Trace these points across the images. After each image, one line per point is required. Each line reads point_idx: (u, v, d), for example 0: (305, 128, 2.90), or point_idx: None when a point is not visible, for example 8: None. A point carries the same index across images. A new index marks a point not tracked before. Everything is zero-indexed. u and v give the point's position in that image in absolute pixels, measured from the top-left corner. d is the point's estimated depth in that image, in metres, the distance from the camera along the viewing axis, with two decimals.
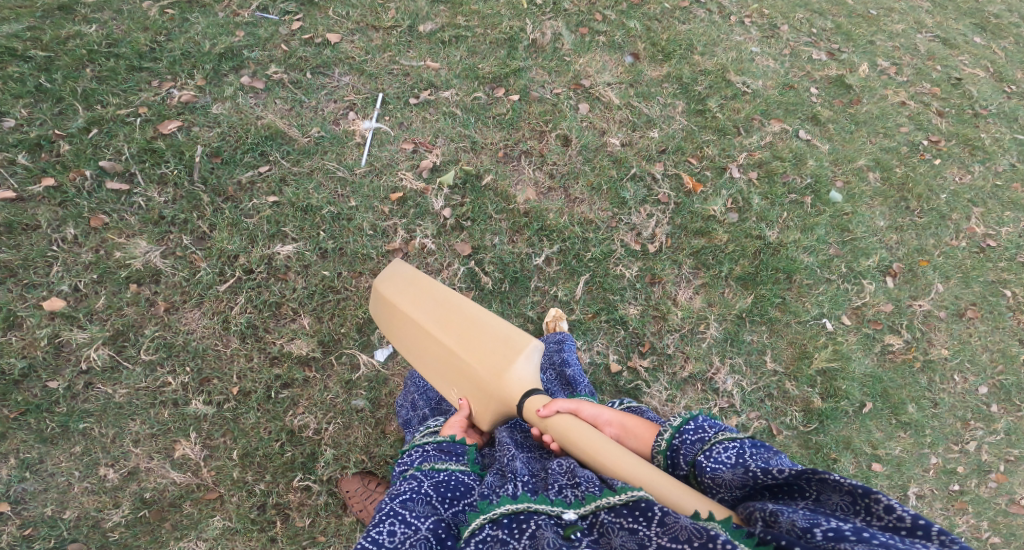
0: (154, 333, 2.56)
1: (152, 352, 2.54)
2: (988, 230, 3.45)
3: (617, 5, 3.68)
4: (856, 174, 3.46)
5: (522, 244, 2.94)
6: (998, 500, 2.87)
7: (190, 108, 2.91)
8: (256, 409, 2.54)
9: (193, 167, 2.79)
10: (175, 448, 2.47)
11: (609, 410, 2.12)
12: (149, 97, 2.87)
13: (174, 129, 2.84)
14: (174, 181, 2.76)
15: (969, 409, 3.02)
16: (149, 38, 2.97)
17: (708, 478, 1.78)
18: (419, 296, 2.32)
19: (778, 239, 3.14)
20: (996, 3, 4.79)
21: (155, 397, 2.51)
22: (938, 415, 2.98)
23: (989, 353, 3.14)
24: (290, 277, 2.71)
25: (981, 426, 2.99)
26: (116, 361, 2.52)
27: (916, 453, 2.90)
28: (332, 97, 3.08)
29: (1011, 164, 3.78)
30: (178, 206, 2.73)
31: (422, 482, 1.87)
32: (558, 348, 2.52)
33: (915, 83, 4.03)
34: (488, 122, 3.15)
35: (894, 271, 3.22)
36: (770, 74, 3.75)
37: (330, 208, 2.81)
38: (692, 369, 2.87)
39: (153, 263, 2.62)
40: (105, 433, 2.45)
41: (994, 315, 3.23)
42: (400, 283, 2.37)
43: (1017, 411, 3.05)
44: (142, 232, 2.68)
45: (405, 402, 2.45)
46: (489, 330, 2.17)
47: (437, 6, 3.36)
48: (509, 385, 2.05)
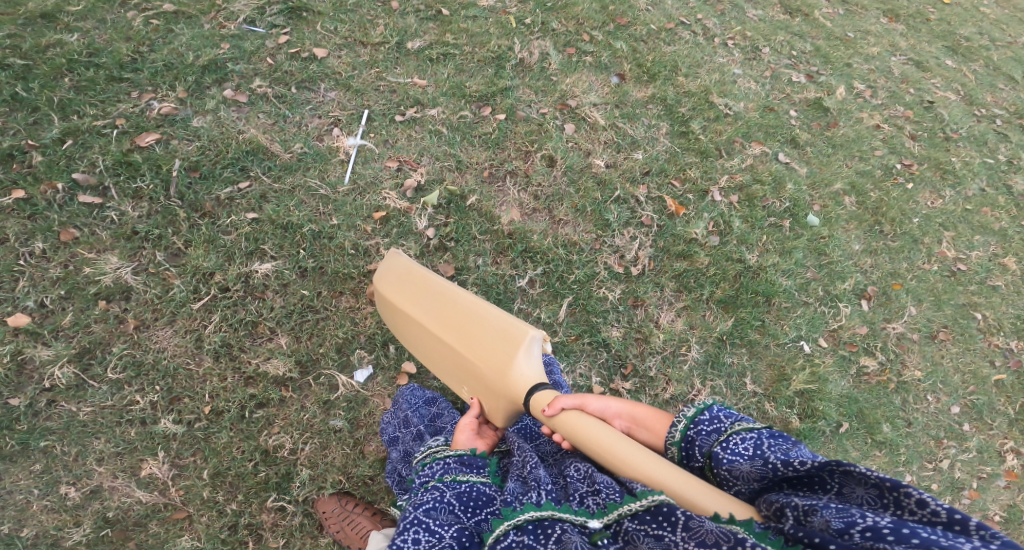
0: (124, 351, 2.50)
1: (119, 371, 2.48)
2: (958, 254, 3.52)
3: (604, 26, 3.73)
4: (832, 199, 3.51)
5: (505, 266, 2.91)
6: (971, 516, 2.91)
7: (170, 120, 2.86)
8: (229, 429, 2.49)
9: (169, 181, 2.74)
10: (141, 468, 2.40)
11: (616, 403, 2.07)
12: (127, 108, 2.82)
13: (152, 142, 2.79)
14: (150, 196, 2.70)
15: (942, 428, 3.06)
16: (131, 48, 2.93)
17: (725, 469, 1.77)
18: (418, 296, 2.33)
19: (757, 263, 3.17)
20: (968, 27, 4.99)
21: (121, 416, 2.44)
22: (911, 433, 3.02)
23: (960, 375, 3.20)
24: (268, 296, 2.66)
25: (953, 445, 3.03)
26: (82, 380, 2.45)
27: (890, 472, 2.93)
28: (316, 112, 3.05)
29: (980, 188, 3.87)
30: (153, 221, 2.67)
31: (444, 492, 1.85)
32: (549, 371, 2.47)
33: (889, 106, 4.12)
34: (473, 142, 3.14)
35: (869, 294, 3.26)
36: (751, 96, 3.80)
37: (311, 226, 2.77)
38: (674, 391, 2.87)
39: (124, 280, 2.56)
40: (68, 451, 2.38)
41: (964, 337, 3.29)
42: (400, 284, 2.39)
43: (987, 430, 3.10)
44: (114, 247, 2.61)
45: (394, 419, 2.42)
46: (488, 324, 2.16)
47: (427, 25, 3.41)
48: (515, 382, 2.05)
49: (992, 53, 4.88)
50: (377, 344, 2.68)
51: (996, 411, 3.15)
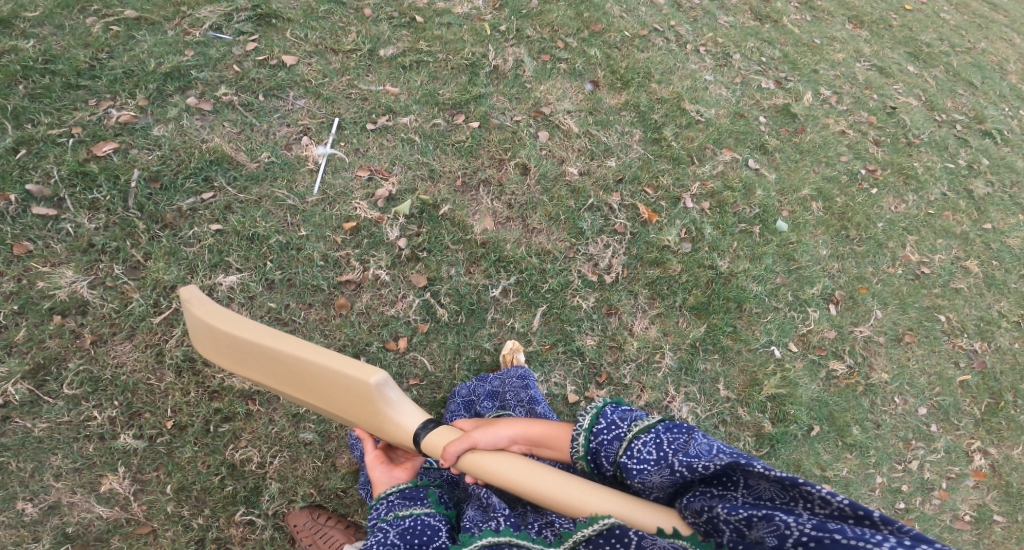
0: (80, 367, 2.42)
1: (75, 387, 2.40)
2: (921, 257, 3.58)
3: (578, 33, 3.76)
4: (800, 204, 3.54)
5: (479, 276, 2.88)
6: (943, 516, 2.95)
7: (129, 129, 2.79)
8: (193, 443, 2.42)
9: (128, 192, 2.67)
10: (101, 483, 2.34)
11: (509, 429, 1.92)
12: (84, 116, 2.74)
13: (110, 151, 2.72)
14: (107, 208, 2.63)
15: (910, 430, 3.10)
16: (89, 55, 2.85)
17: (637, 481, 1.69)
18: (238, 356, 1.93)
19: (729, 269, 3.19)
20: (926, 34, 5.21)
21: (78, 431, 2.36)
22: (881, 435, 3.05)
23: (926, 376, 3.25)
24: (233, 309, 2.61)
25: (921, 445, 3.08)
26: (36, 396, 2.37)
27: (862, 474, 2.96)
28: (285, 120, 3.00)
29: (942, 193, 3.95)
30: (110, 233, 2.60)
31: (388, 533, 1.80)
32: (523, 385, 2.48)
33: (853, 111, 4.20)
34: (446, 150, 3.12)
35: (836, 298, 3.30)
36: (722, 102, 3.84)
37: (278, 237, 2.72)
38: (648, 398, 2.87)
39: (80, 294, 2.49)
40: (23, 467, 2.30)
41: (929, 339, 3.35)
42: (209, 342, 1.95)
43: (954, 430, 3.15)
44: (69, 260, 2.54)
45: (362, 435, 2.39)
46: (335, 381, 1.86)
47: (400, 32, 3.39)
48: (394, 436, 1.89)
49: (951, 58, 5.12)
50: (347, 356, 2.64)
51: (962, 412, 3.20)
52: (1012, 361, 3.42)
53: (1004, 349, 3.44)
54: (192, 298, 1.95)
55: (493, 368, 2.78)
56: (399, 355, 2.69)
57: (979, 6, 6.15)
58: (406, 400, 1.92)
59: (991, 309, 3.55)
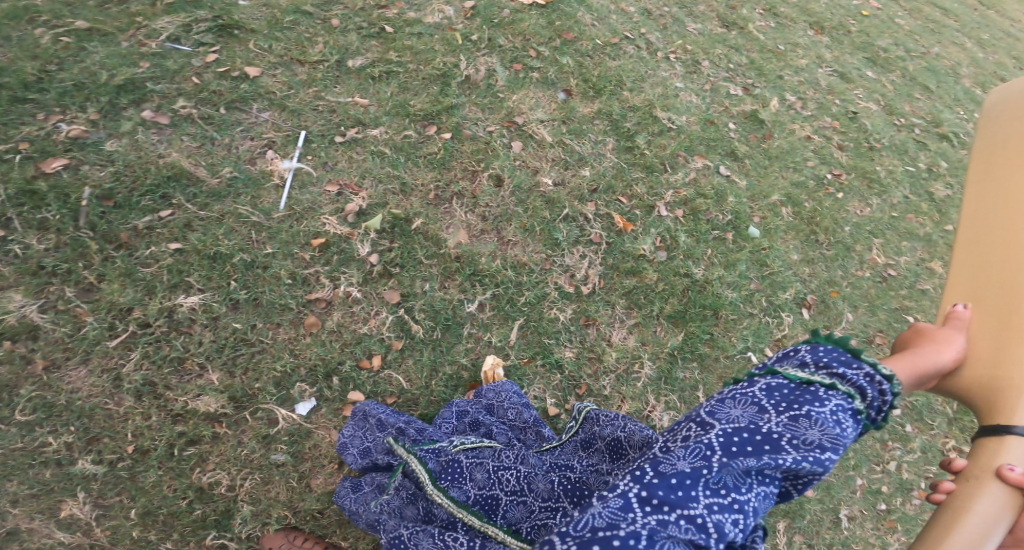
0: (32, 393, 2.29)
1: (28, 413, 2.27)
2: (888, 260, 3.62)
3: (550, 41, 3.77)
4: (771, 210, 3.56)
5: (454, 290, 2.81)
6: (924, 516, 2.97)
7: (80, 144, 2.71)
8: (157, 468, 2.30)
9: (79, 212, 2.57)
10: (60, 509, 2.20)
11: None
12: (32, 131, 2.67)
13: (59, 167, 2.63)
14: (57, 228, 2.52)
15: (887, 431, 3.11)
16: (38, 67, 2.80)
17: None
18: (995, 164, 1.99)
19: (704, 276, 3.18)
20: (883, 40, 5.33)
21: (33, 458, 2.23)
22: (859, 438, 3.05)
23: None
24: (196, 331, 2.50)
25: (898, 446, 3.08)
26: None
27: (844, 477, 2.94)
28: (248, 133, 2.93)
29: (904, 196, 4.00)
30: (61, 254, 2.49)
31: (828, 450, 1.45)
32: (529, 407, 2.41)
33: (818, 117, 4.25)
34: (418, 162, 3.07)
35: (809, 303, 3.31)
36: (692, 109, 3.84)
37: (242, 255, 2.63)
38: (629, 409, 2.81)
39: (30, 318, 2.37)
40: None
41: None
42: (1003, 130, 2.01)
43: (929, 430, 3.17)
44: (18, 283, 2.42)
45: (360, 425, 2.33)
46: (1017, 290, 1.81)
47: (369, 42, 3.37)
48: (1012, 388, 1.69)
49: (908, 64, 5.23)
50: (319, 376, 2.54)
51: (936, 411, 3.22)
52: None
53: None
54: (999, 103, 2.06)
55: (472, 383, 2.68)
56: (373, 374, 2.59)
57: (932, 11, 6.30)
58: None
59: None
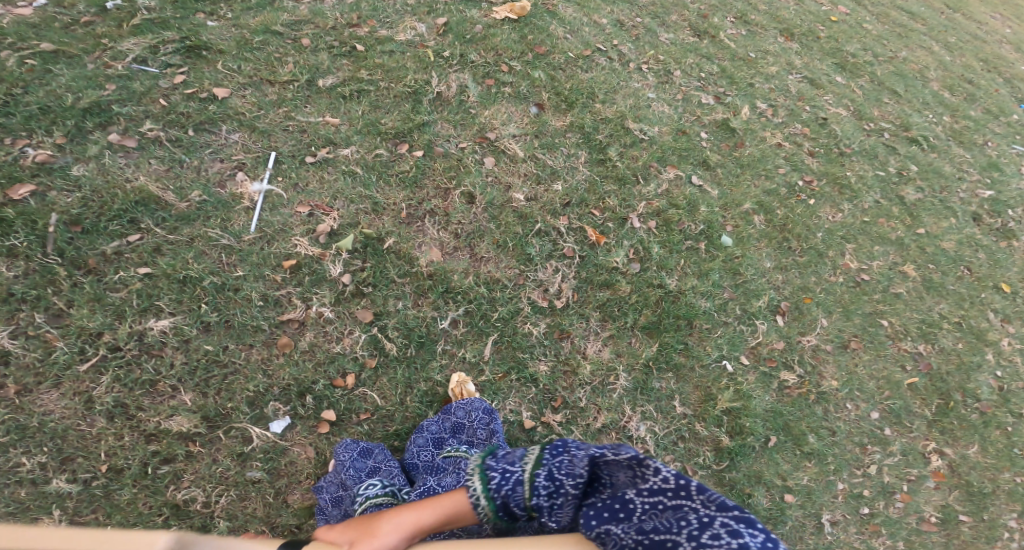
0: (3, 417, 2.26)
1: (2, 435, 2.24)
2: (860, 264, 3.69)
3: (523, 56, 3.83)
4: (743, 218, 3.62)
5: (427, 308, 2.82)
6: (908, 519, 3.00)
7: (47, 168, 2.69)
8: (132, 486, 2.27)
9: (46, 237, 2.54)
10: (36, 527, 2.18)
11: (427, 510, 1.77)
12: None
13: (26, 194, 2.61)
14: (25, 254, 2.50)
15: (865, 435, 3.15)
16: (3, 91, 2.79)
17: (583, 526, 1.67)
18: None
19: (677, 287, 3.21)
20: (852, 46, 5.47)
21: (8, 477, 2.21)
22: (837, 442, 3.09)
23: (874, 381, 3.32)
24: (166, 353, 2.47)
25: (878, 450, 3.12)
26: None
27: (824, 481, 2.97)
28: (217, 155, 2.93)
29: (874, 200, 4.09)
30: (29, 281, 2.46)
31: None
32: (491, 422, 2.44)
33: (788, 123, 4.34)
34: (390, 181, 3.08)
35: (782, 309, 3.36)
36: (665, 120, 3.91)
37: (212, 278, 2.62)
38: (605, 420, 2.81)
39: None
40: None
41: (874, 344, 3.43)
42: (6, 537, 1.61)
43: (908, 433, 3.22)
44: None
45: (330, 481, 2.32)
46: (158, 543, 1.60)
47: (340, 61, 3.41)
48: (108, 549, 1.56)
49: (875, 68, 5.36)
50: (293, 395, 2.53)
51: (913, 414, 3.29)
52: (956, 361, 3.53)
53: (947, 349, 3.55)
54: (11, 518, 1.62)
55: (447, 398, 2.69)
56: (347, 392, 2.58)
57: (898, 16, 6.46)
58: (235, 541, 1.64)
59: (930, 311, 3.67)
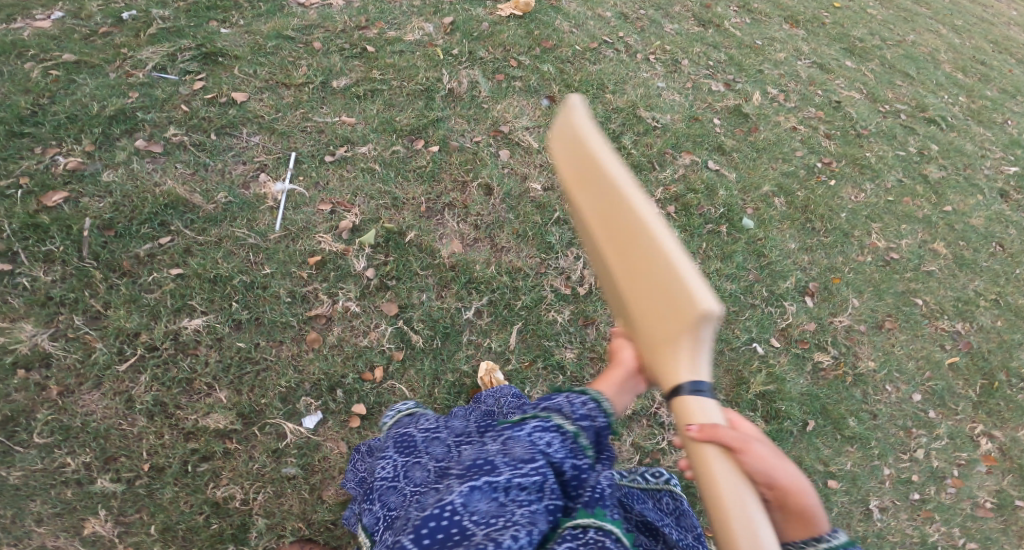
0: (48, 418, 2.28)
1: (46, 435, 2.26)
2: (888, 243, 3.66)
3: (530, 50, 3.84)
4: (763, 201, 3.59)
5: (450, 299, 2.83)
6: (964, 505, 2.88)
7: (78, 176, 2.74)
8: (173, 484, 2.27)
9: (82, 242, 2.59)
10: (84, 527, 2.16)
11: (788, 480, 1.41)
12: (31, 165, 2.71)
13: (60, 201, 2.66)
14: (61, 259, 2.54)
15: (909, 418, 3.07)
16: (31, 101, 2.87)
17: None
18: (587, 178, 1.60)
19: (701, 270, 3.19)
20: (858, 30, 5.43)
21: (54, 478, 2.21)
22: (879, 425, 3.00)
23: (913, 361, 3.25)
24: (201, 351, 2.50)
25: (923, 433, 3.04)
26: (8, 446, 2.23)
27: (869, 466, 2.88)
28: (240, 158, 2.97)
29: (897, 179, 4.06)
30: (67, 284, 2.51)
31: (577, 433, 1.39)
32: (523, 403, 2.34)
33: (802, 108, 4.31)
34: (408, 177, 3.10)
35: (811, 290, 3.32)
36: (676, 108, 3.90)
37: (242, 277, 2.65)
38: (636, 406, 2.78)
39: (41, 347, 2.38)
40: (3, 513, 2.13)
41: (910, 324, 3.37)
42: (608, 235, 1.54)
43: (954, 415, 3.14)
44: (28, 315, 2.44)
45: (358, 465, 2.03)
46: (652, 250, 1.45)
47: (352, 63, 3.44)
48: (664, 362, 1.45)
49: (885, 52, 5.31)
50: (323, 389, 2.54)
51: (957, 395, 3.21)
52: (997, 340, 3.47)
53: (986, 328, 3.50)
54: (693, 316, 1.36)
55: (474, 389, 2.69)
56: (376, 385, 2.60)
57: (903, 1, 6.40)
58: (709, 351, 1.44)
59: (966, 289, 3.63)
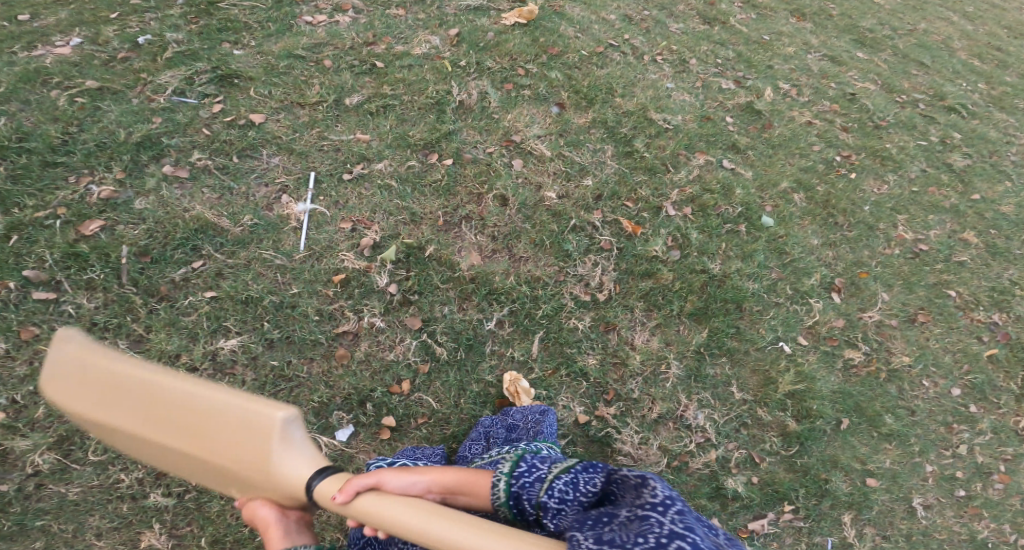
0: (100, 437, 2.33)
1: (100, 453, 2.32)
2: (916, 235, 3.63)
3: (537, 58, 3.86)
4: (782, 198, 3.58)
5: (472, 311, 2.84)
6: (1010, 501, 2.85)
7: (112, 204, 2.80)
8: (219, 497, 2.33)
9: (121, 269, 2.63)
10: (141, 540, 2.23)
11: (422, 476, 1.81)
12: (67, 196, 2.76)
13: (97, 229, 2.72)
14: (102, 286, 2.59)
15: (949, 413, 3.03)
16: (60, 130, 2.93)
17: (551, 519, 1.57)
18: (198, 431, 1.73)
19: (722, 271, 3.18)
20: (867, 21, 5.40)
21: (110, 493, 2.27)
22: (919, 422, 2.98)
23: (950, 355, 3.22)
24: (237, 371, 2.54)
25: (965, 429, 3.01)
26: (66, 463, 2.28)
27: (908, 464, 2.86)
28: (262, 180, 3.01)
29: (921, 169, 4.03)
30: (110, 310, 2.55)
31: None
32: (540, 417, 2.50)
33: (815, 101, 4.29)
34: (424, 191, 3.13)
35: (838, 286, 3.30)
36: (687, 108, 3.90)
37: (272, 297, 2.68)
38: (661, 410, 2.78)
39: None
40: (66, 528, 2.21)
41: (944, 316, 3.34)
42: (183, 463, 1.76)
43: (996, 409, 3.10)
44: None
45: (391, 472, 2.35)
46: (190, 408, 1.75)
47: (363, 79, 3.48)
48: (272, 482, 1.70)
49: (896, 41, 5.28)
50: (354, 403, 2.57)
51: (998, 388, 3.17)
52: None
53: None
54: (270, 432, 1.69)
55: (501, 399, 2.71)
56: (404, 398, 2.62)
57: None
58: (299, 445, 1.73)
59: (1001, 278, 3.59)
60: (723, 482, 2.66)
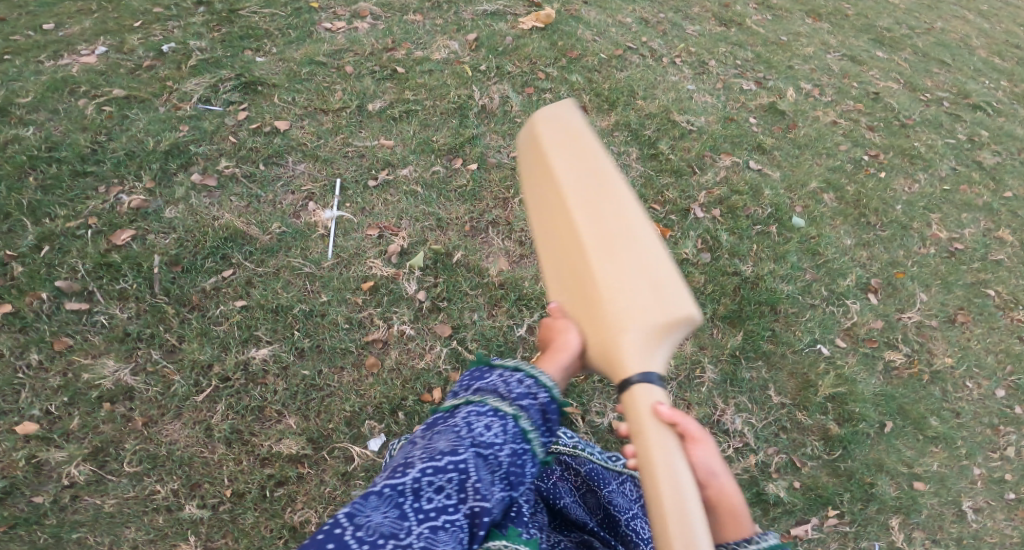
0: (135, 448, 2.32)
1: (135, 464, 2.30)
2: (951, 234, 3.54)
3: (557, 61, 3.83)
4: (812, 198, 3.51)
5: (502, 317, 2.80)
6: None
7: (142, 213, 2.81)
8: (254, 509, 2.29)
9: (153, 279, 2.64)
10: None
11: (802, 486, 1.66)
12: (97, 205, 2.77)
13: (128, 239, 2.72)
14: (135, 296, 2.59)
15: (994, 414, 2.94)
16: (89, 139, 2.95)
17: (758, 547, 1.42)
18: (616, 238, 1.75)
19: (754, 273, 3.11)
20: (884, 20, 5.30)
21: (145, 505, 2.25)
22: (964, 424, 2.88)
23: (993, 355, 3.12)
24: (270, 381, 2.52)
25: (1012, 430, 2.91)
26: (100, 475, 2.27)
27: (956, 467, 2.76)
28: (289, 188, 3.01)
29: (951, 168, 3.94)
30: (143, 320, 2.56)
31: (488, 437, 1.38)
32: None
33: (839, 101, 4.21)
34: (450, 197, 3.11)
35: (874, 287, 3.22)
36: (710, 109, 3.85)
37: (301, 306, 2.67)
38: (697, 414, 2.70)
39: (124, 381, 2.42)
40: (101, 541, 2.18)
41: (984, 316, 3.24)
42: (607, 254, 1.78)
43: None
44: (109, 351, 2.49)
45: None
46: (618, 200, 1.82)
47: (384, 85, 3.47)
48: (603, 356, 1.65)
49: (915, 40, 5.18)
50: (386, 412, 2.53)
51: None
52: None
53: None
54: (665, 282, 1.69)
55: None
56: (435, 406, 2.58)
57: None
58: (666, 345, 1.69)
59: None
60: (764, 487, 2.58)
